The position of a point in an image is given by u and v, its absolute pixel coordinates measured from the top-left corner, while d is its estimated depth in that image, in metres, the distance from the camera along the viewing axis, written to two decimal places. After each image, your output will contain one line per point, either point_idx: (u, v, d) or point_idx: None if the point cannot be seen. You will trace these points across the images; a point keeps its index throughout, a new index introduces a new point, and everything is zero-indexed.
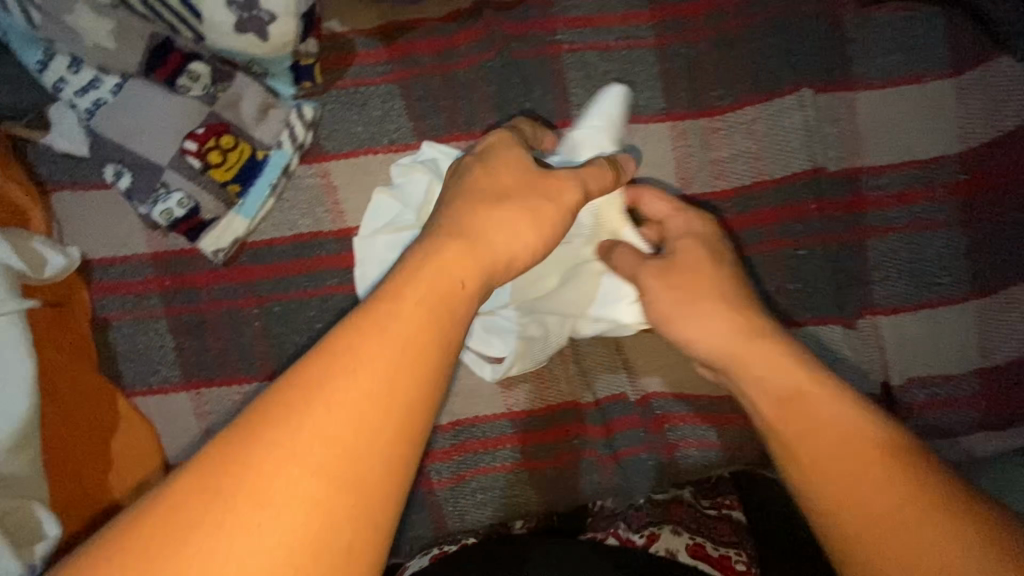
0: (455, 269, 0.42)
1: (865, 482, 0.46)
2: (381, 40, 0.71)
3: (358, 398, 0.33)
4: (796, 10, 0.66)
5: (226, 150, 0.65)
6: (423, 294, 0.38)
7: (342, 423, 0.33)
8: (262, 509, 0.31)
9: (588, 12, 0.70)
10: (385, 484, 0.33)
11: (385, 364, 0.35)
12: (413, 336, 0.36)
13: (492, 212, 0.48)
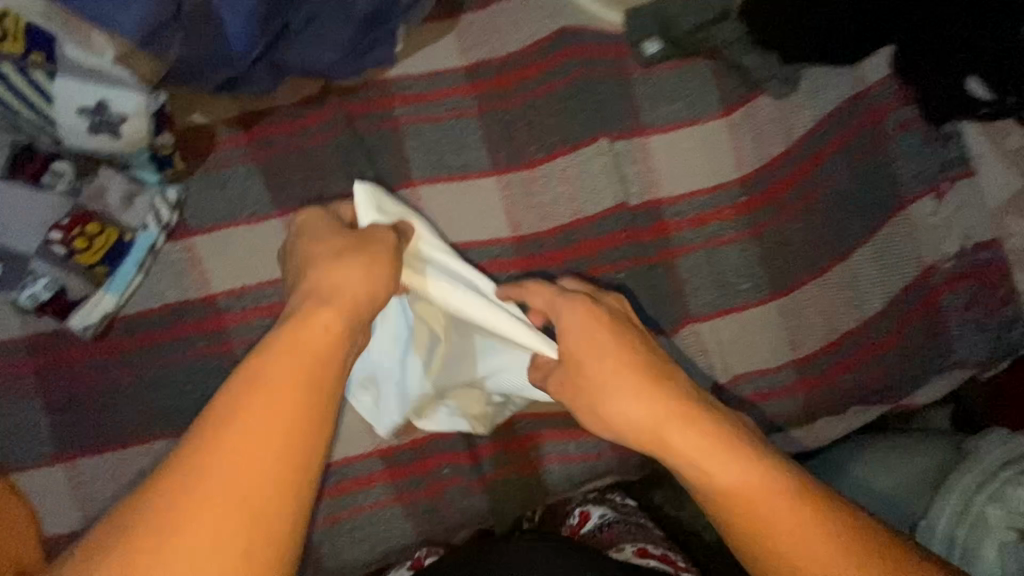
0: (312, 324, 0.50)
1: (694, 445, 0.53)
2: (241, 127, 0.81)
3: (265, 430, 0.43)
4: (590, 76, 0.81)
5: (92, 236, 0.71)
6: (328, 322, 0.51)
7: (237, 459, 0.42)
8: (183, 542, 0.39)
9: (420, 90, 0.82)
10: (313, 457, 0.44)
11: (282, 400, 0.44)
12: (320, 352, 0.48)
13: (335, 273, 0.55)
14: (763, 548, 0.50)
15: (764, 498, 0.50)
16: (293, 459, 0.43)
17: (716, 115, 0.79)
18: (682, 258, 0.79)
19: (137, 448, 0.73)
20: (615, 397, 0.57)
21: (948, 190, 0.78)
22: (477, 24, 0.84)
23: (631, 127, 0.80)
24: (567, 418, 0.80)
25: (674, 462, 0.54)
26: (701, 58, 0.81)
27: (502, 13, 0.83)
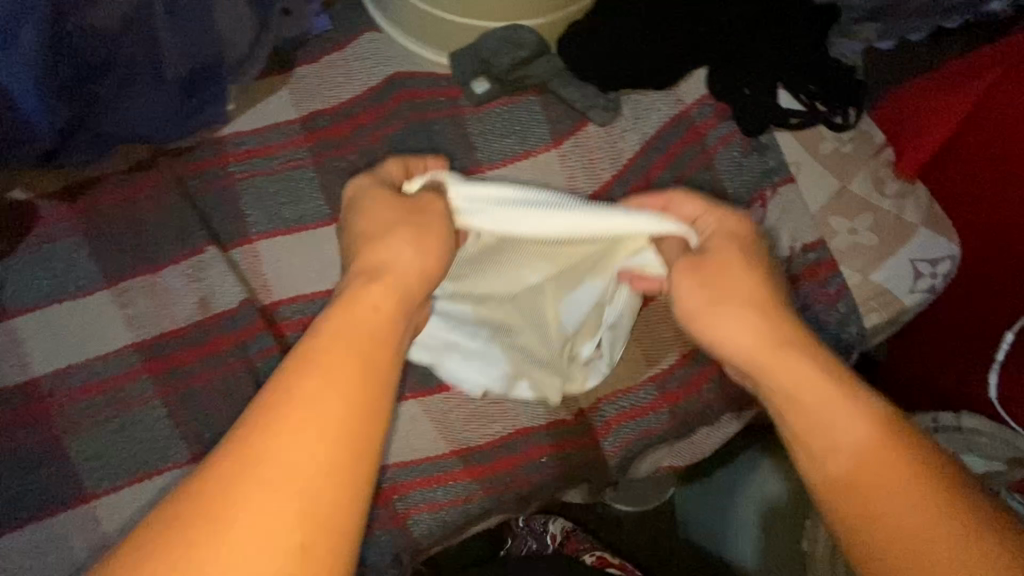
0: (353, 318, 0.50)
1: (805, 383, 0.51)
2: (67, 198, 0.79)
3: (318, 404, 0.44)
4: (422, 118, 0.82)
5: None
6: (360, 331, 0.49)
7: (301, 426, 0.43)
8: (245, 513, 0.39)
9: (256, 146, 0.82)
10: (355, 462, 0.43)
11: (335, 365, 0.46)
12: (365, 342, 0.49)
13: (382, 251, 0.57)
14: (860, 475, 0.46)
15: (883, 453, 0.46)
16: (335, 433, 0.43)
17: (546, 146, 0.82)
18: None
19: None
20: (724, 317, 0.58)
21: (773, 196, 0.81)
22: (311, 76, 0.86)
23: (466, 164, 0.81)
24: (432, 463, 0.78)
25: (774, 390, 0.53)
26: (528, 93, 0.83)
27: (334, 66, 0.86)
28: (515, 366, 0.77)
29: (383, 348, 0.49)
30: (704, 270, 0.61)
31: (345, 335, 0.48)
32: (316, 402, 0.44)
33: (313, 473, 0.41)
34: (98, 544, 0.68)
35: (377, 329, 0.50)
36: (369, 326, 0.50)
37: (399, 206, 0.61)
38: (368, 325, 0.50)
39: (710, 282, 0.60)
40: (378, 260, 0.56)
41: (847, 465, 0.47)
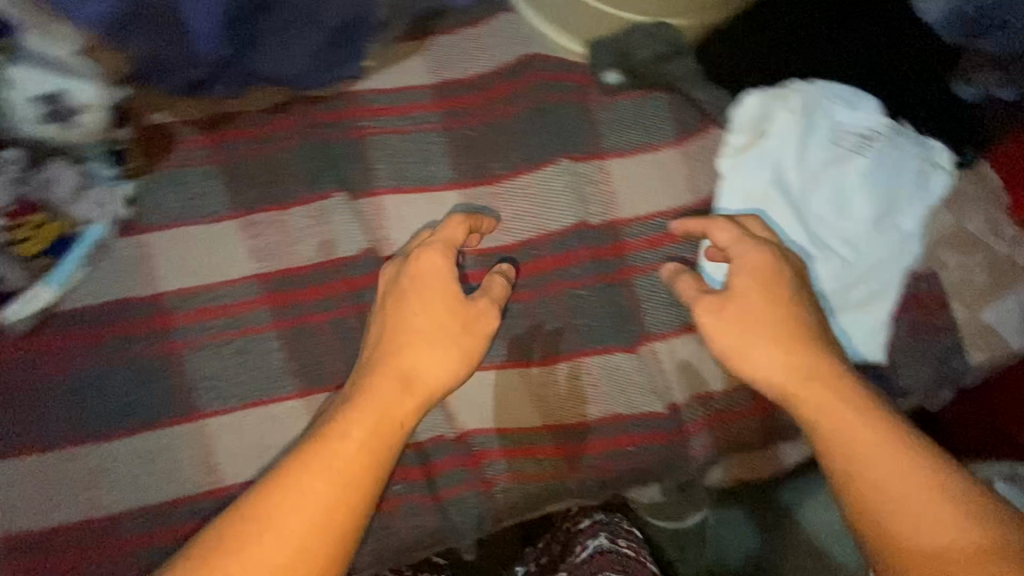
0: (422, 305, 0.68)
1: (898, 479, 0.55)
2: (203, 129, 0.80)
3: (364, 416, 0.61)
4: (554, 100, 0.84)
5: (40, 227, 0.70)
6: (366, 428, 0.60)
7: (360, 436, 0.59)
8: (301, 493, 0.55)
9: (389, 104, 0.84)
10: (348, 520, 0.55)
11: (348, 446, 0.58)
12: (382, 423, 0.61)
13: (409, 357, 0.66)
14: (870, 506, 0.55)
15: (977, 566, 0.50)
16: (382, 423, 0.61)
17: (671, 144, 0.83)
18: (638, 278, 0.81)
19: (62, 452, 0.68)
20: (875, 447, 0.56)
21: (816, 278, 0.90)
22: (447, 46, 0.88)
23: (591, 150, 0.83)
24: (522, 434, 0.79)
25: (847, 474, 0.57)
26: (659, 90, 0.84)
27: (470, 39, 0.88)
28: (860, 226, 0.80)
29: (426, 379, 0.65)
30: (807, 402, 0.61)
31: (407, 369, 0.65)
32: (351, 424, 0.60)
33: (353, 485, 0.56)
34: (207, 462, 0.70)
35: (372, 431, 0.60)
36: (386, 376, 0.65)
37: (454, 301, 0.69)
38: (423, 374, 0.66)
39: (804, 369, 0.63)
40: (394, 343, 0.67)
41: (893, 538, 0.53)
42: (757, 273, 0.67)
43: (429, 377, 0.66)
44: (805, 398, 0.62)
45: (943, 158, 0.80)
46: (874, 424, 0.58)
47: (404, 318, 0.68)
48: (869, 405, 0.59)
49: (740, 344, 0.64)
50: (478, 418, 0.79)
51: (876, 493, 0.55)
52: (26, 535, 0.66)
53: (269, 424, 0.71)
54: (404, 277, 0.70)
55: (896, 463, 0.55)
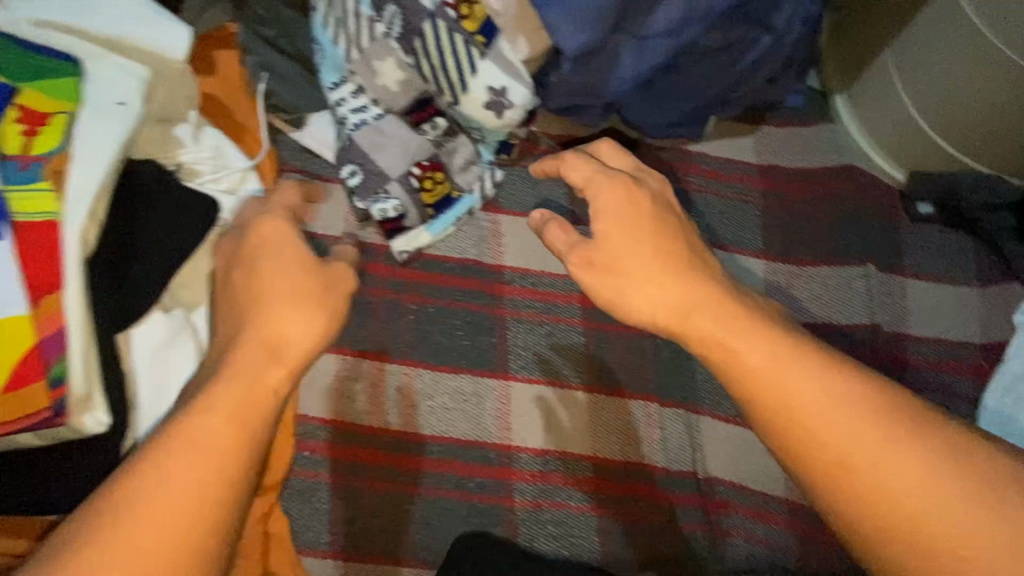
0: (607, 247, 0.55)
1: (893, 465, 0.41)
2: (560, 144, 0.95)
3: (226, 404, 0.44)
4: (867, 211, 0.92)
5: (438, 183, 0.83)
6: (227, 407, 0.44)
7: (226, 421, 0.43)
8: (188, 449, 0.41)
9: (716, 169, 0.95)
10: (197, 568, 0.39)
11: (200, 434, 0.42)
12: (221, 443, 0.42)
13: (274, 321, 0.49)
14: (895, 519, 0.40)
15: None
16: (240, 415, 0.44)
17: (969, 282, 0.89)
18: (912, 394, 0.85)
19: (400, 368, 0.79)
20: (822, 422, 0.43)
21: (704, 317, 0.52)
22: (774, 135, 0.98)
23: (895, 265, 0.89)
24: (763, 499, 0.82)
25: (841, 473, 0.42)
26: (963, 232, 0.92)
27: (796, 136, 0.98)
28: None
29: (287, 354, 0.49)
30: (848, 459, 0.42)
31: (813, 398, 0.44)
32: (221, 395, 0.44)
33: (235, 458, 0.42)
34: (504, 419, 0.79)
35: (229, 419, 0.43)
36: (795, 385, 0.45)
37: (300, 268, 0.51)
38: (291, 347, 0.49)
39: (852, 395, 0.44)
40: (254, 308, 0.50)
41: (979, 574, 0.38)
42: (731, 321, 0.50)
43: (829, 429, 0.43)
44: (782, 383, 0.46)
45: None
46: (864, 404, 0.43)
47: (259, 286, 0.50)
48: (854, 370, 0.45)
49: (707, 324, 0.50)
50: (727, 469, 0.83)
51: (841, 458, 0.42)
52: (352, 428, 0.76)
53: (560, 404, 0.81)
54: (246, 236, 0.55)
55: (914, 462, 0.41)
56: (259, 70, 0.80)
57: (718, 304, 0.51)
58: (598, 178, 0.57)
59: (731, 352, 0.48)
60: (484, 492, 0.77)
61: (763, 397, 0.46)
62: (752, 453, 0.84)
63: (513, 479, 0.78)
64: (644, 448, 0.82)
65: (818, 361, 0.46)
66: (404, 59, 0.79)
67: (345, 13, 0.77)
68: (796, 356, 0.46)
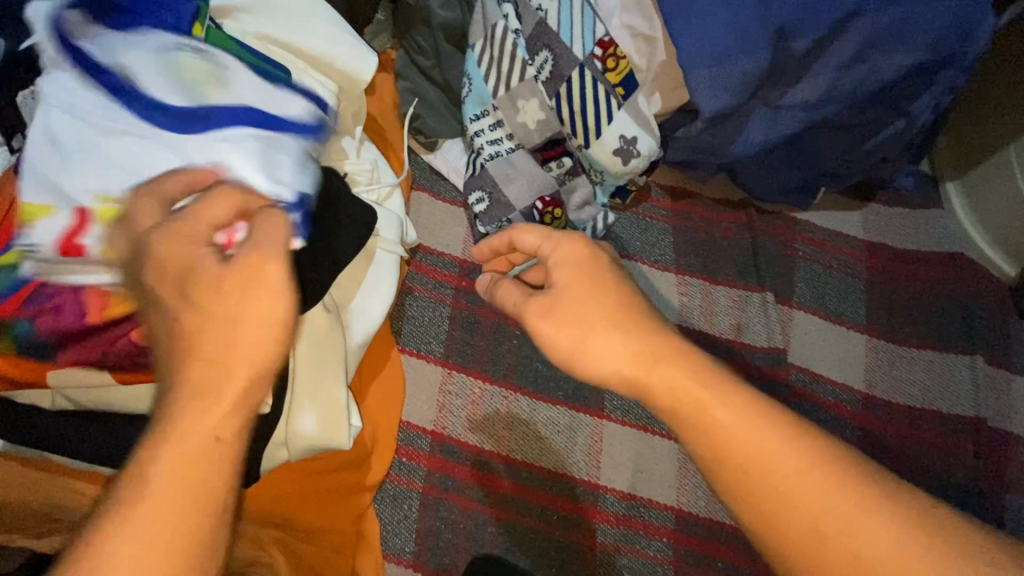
0: (569, 297, 0.51)
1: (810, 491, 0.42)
2: (669, 195, 0.98)
3: (201, 406, 0.38)
4: (976, 301, 0.91)
5: (556, 219, 0.87)
6: (189, 441, 0.38)
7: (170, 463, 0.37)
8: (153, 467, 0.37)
9: (824, 240, 0.95)
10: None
11: (178, 474, 0.37)
12: (191, 459, 0.38)
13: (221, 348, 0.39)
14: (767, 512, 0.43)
15: None
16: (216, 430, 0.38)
17: None
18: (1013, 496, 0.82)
19: (500, 390, 0.80)
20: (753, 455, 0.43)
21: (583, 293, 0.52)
22: (882, 214, 0.99)
23: (1002, 359, 0.88)
24: None
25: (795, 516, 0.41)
26: None
27: (904, 218, 0.99)
28: None
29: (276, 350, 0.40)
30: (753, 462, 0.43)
31: (720, 423, 0.45)
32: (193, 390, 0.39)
33: (211, 489, 0.38)
34: (594, 457, 0.80)
35: (196, 447, 0.38)
36: (739, 428, 0.44)
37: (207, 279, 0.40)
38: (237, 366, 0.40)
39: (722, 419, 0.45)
40: (184, 350, 0.40)
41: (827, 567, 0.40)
42: (719, 385, 0.46)
43: (780, 465, 0.43)
44: (758, 448, 0.43)
45: None
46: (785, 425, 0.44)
47: (187, 323, 0.40)
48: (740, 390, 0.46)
49: (657, 355, 0.48)
50: None
51: (816, 526, 0.41)
52: (447, 440, 0.77)
53: (650, 450, 0.81)
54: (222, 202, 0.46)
55: (856, 508, 0.41)
56: (410, 95, 0.88)
57: (651, 353, 0.48)
58: (551, 237, 0.55)
59: (667, 359, 0.48)
60: (567, 526, 0.77)
61: (724, 450, 0.44)
62: None
63: (595, 518, 0.78)
64: (728, 509, 0.80)
65: (786, 419, 0.45)
66: (546, 101, 0.84)
67: (501, 54, 0.83)
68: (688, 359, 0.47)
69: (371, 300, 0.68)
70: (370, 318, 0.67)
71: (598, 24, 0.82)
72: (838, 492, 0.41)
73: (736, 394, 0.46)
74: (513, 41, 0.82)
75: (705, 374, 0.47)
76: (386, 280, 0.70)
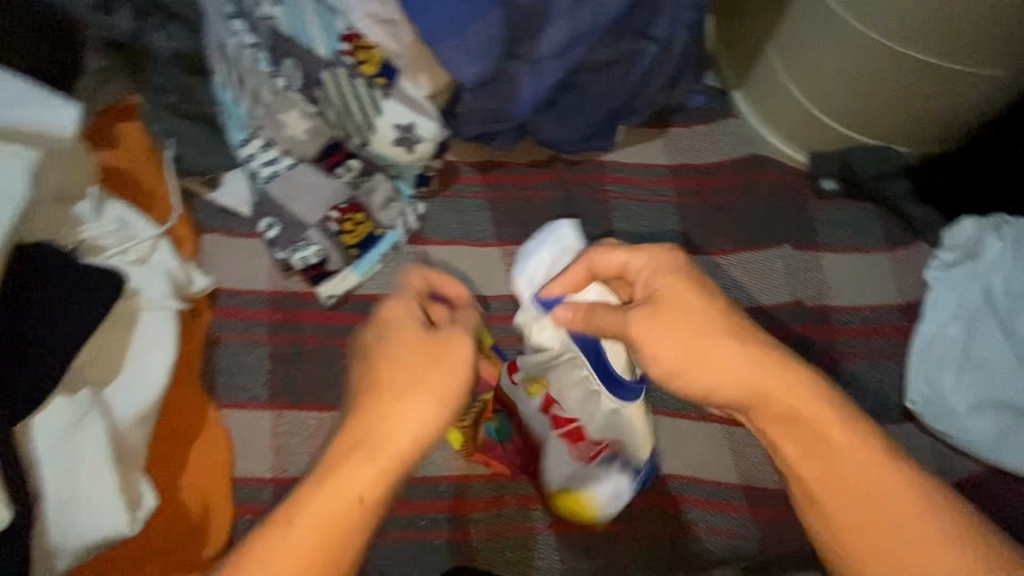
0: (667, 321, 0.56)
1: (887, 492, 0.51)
2: (480, 170, 0.97)
3: (352, 490, 0.49)
4: (775, 196, 0.97)
5: (358, 224, 0.84)
6: (318, 513, 0.48)
7: (314, 523, 0.48)
8: (300, 534, 0.47)
9: (631, 176, 0.99)
10: None
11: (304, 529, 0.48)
12: (330, 519, 0.48)
13: (387, 413, 0.51)
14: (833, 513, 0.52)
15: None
16: (336, 527, 0.48)
17: (881, 249, 0.94)
18: (844, 362, 0.89)
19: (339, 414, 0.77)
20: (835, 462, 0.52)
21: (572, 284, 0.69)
22: (683, 136, 1.03)
23: (809, 242, 0.94)
24: (718, 488, 0.84)
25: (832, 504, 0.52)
26: (869, 202, 0.96)
27: (702, 135, 1.03)
28: None
29: (371, 494, 0.49)
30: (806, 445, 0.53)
31: (818, 481, 0.53)
32: (354, 484, 0.49)
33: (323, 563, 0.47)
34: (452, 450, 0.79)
35: (318, 523, 0.48)
36: (825, 473, 0.52)
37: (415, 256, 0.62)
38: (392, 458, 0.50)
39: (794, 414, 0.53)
40: (380, 392, 0.52)
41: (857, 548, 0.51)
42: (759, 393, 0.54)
43: (822, 479, 0.52)
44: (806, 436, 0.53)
45: None
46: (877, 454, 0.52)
47: (398, 369, 0.53)
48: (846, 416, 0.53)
49: (789, 410, 0.54)
50: (680, 465, 0.85)
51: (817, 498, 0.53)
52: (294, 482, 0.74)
53: None
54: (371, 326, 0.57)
55: (938, 535, 0.49)
56: (166, 137, 0.81)
57: (798, 447, 0.54)
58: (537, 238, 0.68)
59: (768, 397, 0.54)
60: (442, 527, 0.76)
61: (836, 492, 0.52)
62: (700, 443, 0.86)
63: (466, 509, 0.77)
64: None
65: (853, 426, 0.53)
66: (307, 108, 0.81)
67: (243, 72, 0.79)
68: (788, 391, 0.54)
69: (146, 366, 0.65)
70: (147, 389, 0.64)
71: (336, 18, 0.78)
72: (894, 492, 0.51)
73: (879, 461, 0.52)
74: (251, 57, 0.78)
75: (825, 405, 0.53)
76: (164, 340, 0.66)
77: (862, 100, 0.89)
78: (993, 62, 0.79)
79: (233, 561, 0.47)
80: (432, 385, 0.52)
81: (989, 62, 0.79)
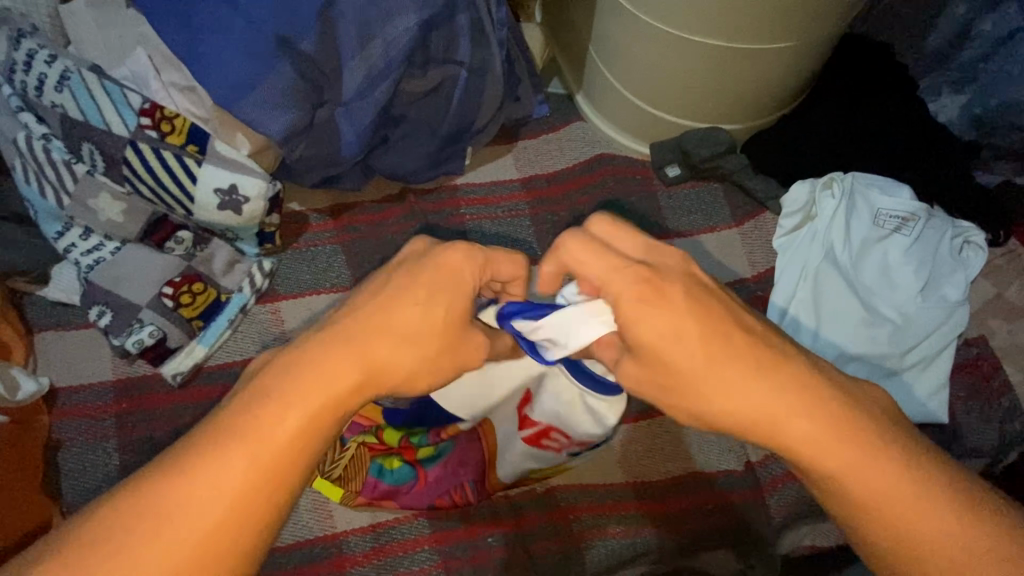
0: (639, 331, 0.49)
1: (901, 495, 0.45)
2: (330, 216, 0.96)
3: (332, 389, 0.43)
4: (624, 191, 0.99)
5: (196, 294, 0.82)
6: (300, 415, 0.42)
7: (290, 443, 0.42)
8: (259, 435, 0.41)
9: (483, 195, 1.00)
10: (253, 544, 0.41)
11: (257, 450, 0.41)
12: (281, 443, 0.41)
13: (378, 339, 0.46)
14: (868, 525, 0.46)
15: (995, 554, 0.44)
16: (320, 417, 0.43)
17: (728, 225, 0.97)
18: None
19: None
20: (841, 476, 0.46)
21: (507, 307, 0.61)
22: (530, 147, 1.04)
23: (661, 231, 0.97)
24: (604, 489, 0.85)
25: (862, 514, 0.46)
26: (712, 181, 1.00)
27: (549, 143, 1.05)
28: (889, 314, 0.88)
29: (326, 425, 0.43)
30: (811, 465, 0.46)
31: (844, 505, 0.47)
32: (318, 380, 0.43)
33: (281, 487, 0.42)
34: (324, 508, 0.77)
35: (298, 433, 0.42)
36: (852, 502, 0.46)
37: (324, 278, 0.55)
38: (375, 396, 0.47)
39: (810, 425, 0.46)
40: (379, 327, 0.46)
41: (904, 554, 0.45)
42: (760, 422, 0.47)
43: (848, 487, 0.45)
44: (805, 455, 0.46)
45: (977, 237, 0.91)
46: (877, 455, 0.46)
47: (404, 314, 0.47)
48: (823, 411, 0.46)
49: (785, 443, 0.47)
50: (564, 474, 0.84)
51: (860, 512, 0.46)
52: None
53: None
54: (419, 267, 0.49)
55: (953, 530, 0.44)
56: None
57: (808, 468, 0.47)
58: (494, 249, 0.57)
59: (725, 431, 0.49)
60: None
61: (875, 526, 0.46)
62: None
63: (346, 567, 0.75)
64: None
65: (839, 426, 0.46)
66: (119, 189, 0.79)
67: (39, 165, 0.76)
68: (795, 416, 0.46)
69: None
70: None
71: (131, 94, 0.77)
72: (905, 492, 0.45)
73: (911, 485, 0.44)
74: (45, 148, 0.76)
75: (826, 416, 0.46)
76: None
77: (680, 88, 0.93)
78: (780, 36, 0.82)
79: (159, 496, 0.40)
80: (436, 347, 0.48)
81: (775, 37, 0.82)
